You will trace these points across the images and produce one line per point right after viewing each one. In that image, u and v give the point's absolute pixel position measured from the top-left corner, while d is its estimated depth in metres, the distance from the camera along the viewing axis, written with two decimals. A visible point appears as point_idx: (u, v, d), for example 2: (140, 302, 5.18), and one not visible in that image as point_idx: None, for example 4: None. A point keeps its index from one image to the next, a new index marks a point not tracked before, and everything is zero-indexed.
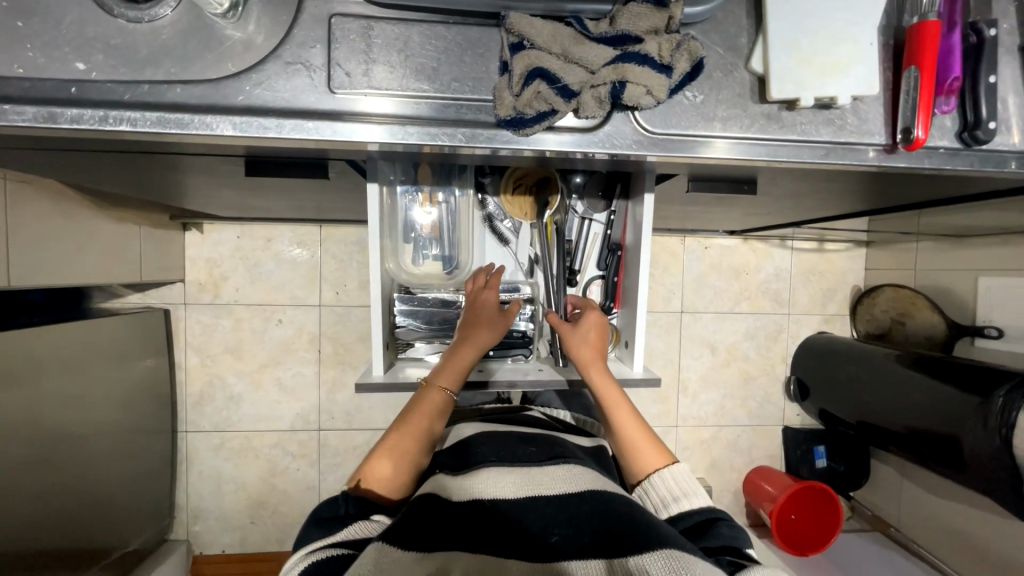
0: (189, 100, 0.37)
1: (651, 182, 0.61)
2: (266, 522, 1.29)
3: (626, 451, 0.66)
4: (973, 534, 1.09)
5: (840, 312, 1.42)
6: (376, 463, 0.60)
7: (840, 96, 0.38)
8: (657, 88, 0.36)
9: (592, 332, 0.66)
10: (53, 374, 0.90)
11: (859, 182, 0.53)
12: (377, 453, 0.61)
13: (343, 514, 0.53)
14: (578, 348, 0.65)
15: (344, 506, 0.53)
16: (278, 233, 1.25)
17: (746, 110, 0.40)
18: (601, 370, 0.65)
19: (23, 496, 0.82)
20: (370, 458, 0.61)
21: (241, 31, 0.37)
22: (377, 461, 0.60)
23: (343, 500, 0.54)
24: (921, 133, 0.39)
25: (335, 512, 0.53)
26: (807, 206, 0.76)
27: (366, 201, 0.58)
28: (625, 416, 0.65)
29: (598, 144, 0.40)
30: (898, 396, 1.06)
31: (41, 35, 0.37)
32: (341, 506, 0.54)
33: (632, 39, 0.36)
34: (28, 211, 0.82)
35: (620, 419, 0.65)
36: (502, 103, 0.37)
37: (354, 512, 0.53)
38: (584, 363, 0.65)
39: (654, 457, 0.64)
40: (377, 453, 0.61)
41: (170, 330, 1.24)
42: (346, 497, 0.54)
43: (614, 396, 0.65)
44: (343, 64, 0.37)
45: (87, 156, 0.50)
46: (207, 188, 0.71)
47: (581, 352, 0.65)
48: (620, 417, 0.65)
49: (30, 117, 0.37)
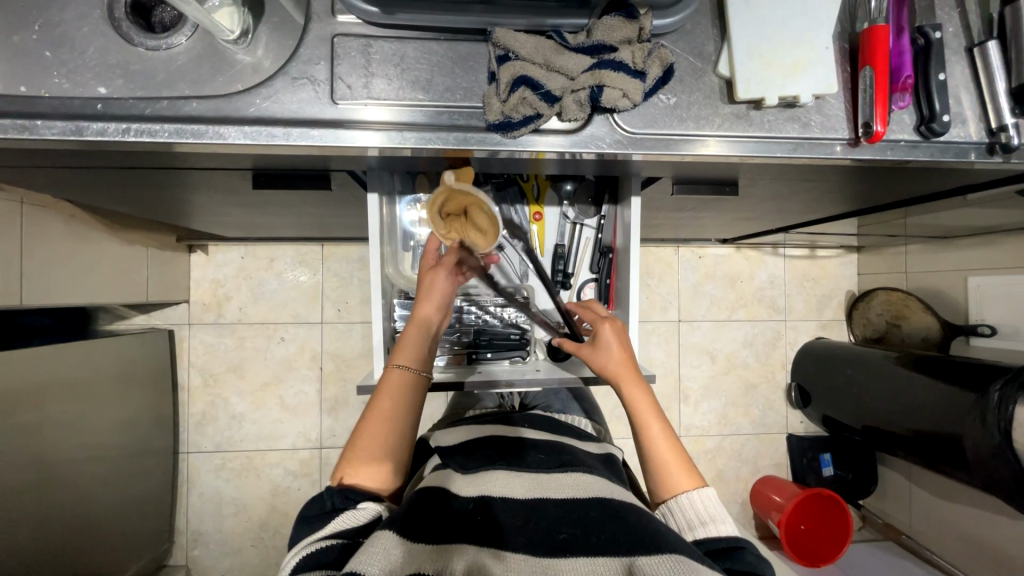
0: (202, 113, 0.40)
1: (638, 186, 0.65)
2: (267, 545, 1.27)
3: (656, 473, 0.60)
4: (986, 539, 1.07)
5: (836, 317, 1.45)
6: (352, 458, 0.57)
7: (801, 94, 0.42)
8: (633, 92, 0.40)
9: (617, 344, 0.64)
10: (55, 394, 0.91)
11: (833, 179, 0.56)
12: (350, 448, 0.58)
13: (331, 508, 0.53)
14: (609, 362, 0.64)
15: (330, 499, 0.53)
16: (281, 253, 1.28)
17: (717, 110, 0.43)
18: (635, 385, 0.63)
19: (19, 519, 0.81)
20: (346, 454, 0.58)
21: (250, 55, 0.41)
22: (353, 455, 0.57)
23: (329, 496, 0.53)
24: (880, 127, 0.42)
25: (323, 508, 0.53)
26: (791, 208, 0.79)
27: (368, 211, 0.62)
28: (659, 435, 0.61)
29: (581, 145, 0.43)
30: (898, 398, 1.07)
31: (68, 63, 0.41)
32: (328, 501, 0.53)
33: (606, 49, 0.40)
34: (40, 235, 0.85)
35: (652, 438, 0.61)
36: (491, 109, 0.40)
37: (340, 505, 0.52)
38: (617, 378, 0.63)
39: (684, 480, 0.59)
40: (350, 449, 0.58)
41: (173, 351, 1.25)
42: (330, 491, 0.53)
43: (648, 411, 0.62)
44: (345, 78, 0.41)
45: (104, 172, 0.54)
46: (214, 205, 0.74)
47: (613, 367, 0.63)
48: (653, 435, 0.61)
49: (58, 131, 0.40)
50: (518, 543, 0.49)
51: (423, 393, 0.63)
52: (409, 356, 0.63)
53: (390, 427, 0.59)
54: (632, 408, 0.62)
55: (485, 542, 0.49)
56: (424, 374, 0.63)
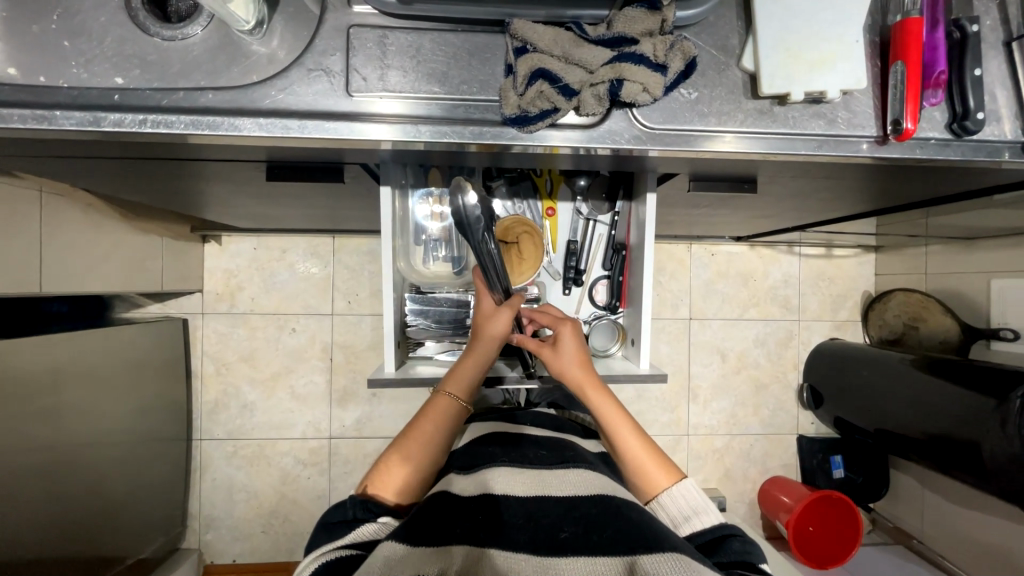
0: (218, 105, 0.40)
1: (654, 182, 0.64)
2: (277, 531, 1.29)
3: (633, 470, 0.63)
4: (1000, 547, 1.05)
5: (852, 318, 1.42)
6: (385, 469, 0.60)
7: (828, 90, 0.40)
8: (653, 85, 0.39)
9: (575, 347, 0.65)
10: (72, 381, 0.92)
11: (857, 177, 0.55)
12: (385, 461, 0.61)
13: (352, 517, 0.54)
14: (570, 368, 0.64)
15: (352, 509, 0.55)
16: (293, 245, 1.29)
17: (740, 105, 0.42)
18: (598, 390, 0.64)
19: (37, 501, 0.84)
20: (380, 464, 0.61)
21: (266, 46, 0.41)
22: (386, 467, 0.60)
23: (352, 505, 0.56)
24: (910, 124, 0.40)
25: (343, 516, 0.55)
26: (810, 206, 0.77)
27: (380, 204, 0.62)
28: (627, 435, 0.63)
29: (598, 140, 0.42)
30: (914, 402, 1.04)
31: (85, 53, 0.41)
32: (349, 510, 0.55)
33: (627, 41, 0.39)
34: (58, 224, 0.86)
35: (623, 438, 0.63)
36: (507, 103, 0.40)
37: (362, 515, 0.54)
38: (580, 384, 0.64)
39: (660, 474, 0.61)
40: (385, 462, 0.61)
41: (187, 339, 1.27)
42: (353, 501, 0.55)
43: (615, 414, 0.63)
44: (361, 69, 0.40)
45: (121, 163, 0.54)
46: (228, 195, 0.74)
47: (575, 373, 0.64)
48: (623, 436, 0.63)
49: (75, 122, 0.40)
50: (519, 543, 0.48)
51: (461, 422, 0.66)
52: (457, 386, 0.66)
53: (428, 450, 0.62)
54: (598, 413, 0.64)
55: (484, 541, 0.49)
56: (466, 406, 0.66)
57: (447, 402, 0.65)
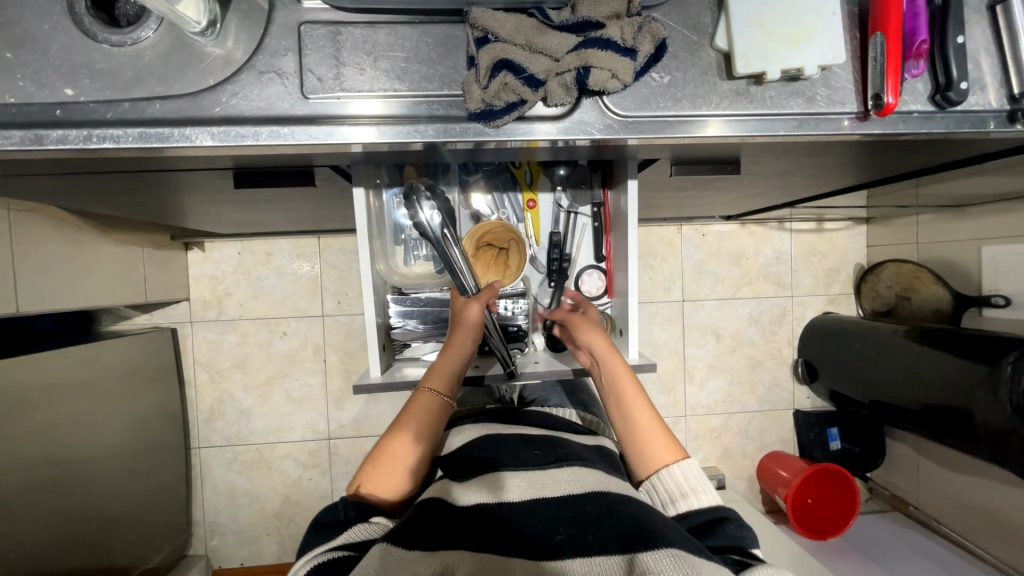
0: (168, 115, 0.38)
1: (634, 169, 0.62)
2: (283, 533, 1.30)
3: (638, 447, 0.63)
4: (995, 509, 1.07)
5: (845, 291, 1.41)
6: (372, 469, 0.60)
7: (806, 67, 0.38)
8: (622, 71, 0.37)
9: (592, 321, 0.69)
10: (64, 397, 0.92)
11: (841, 154, 0.53)
12: (371, 461, 0.61)
13: (343, 518, 0.54)
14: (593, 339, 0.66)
15: (343, 510, 0.55)
16: (277, 247, 1.26)
17: (715, 88, 0.40)
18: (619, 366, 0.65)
19: (41, 518, 0.84)
20: (366, 465, 0.61)
21: (220, 47, 0.38)
22: (373, 467, 0.60)
23: (342, 506, 0.55)
24: (891, 98, 0.39)
25: (335, 518, 0.55)
26: (796, 183, 0.75)
27: (353, 206, 0.60)
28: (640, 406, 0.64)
29: (569, 132, 0.40)
30: (908, 372, 1.05)
31: (29, 65, 0.38)
32: (341, 510, 0.55)
33: (593, 26, 0.37)
34: (33, 240, 0.84)
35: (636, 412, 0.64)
36: (471, 97, 0.38)
37: (353, 516, 0.54)
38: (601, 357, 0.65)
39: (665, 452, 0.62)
40: (371, 462, 0.61)
41: (178, 349, 1.26)
42: (343, 502, 0.55)
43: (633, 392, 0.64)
44: (315, 69, 0.38)
45: (83, 178, 0.52)
46: (200, 204, 0.72)
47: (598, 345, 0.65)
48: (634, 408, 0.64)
49: (17, 141, 0.38)
50: (515, 547, 0.48)
51: (445, 417, 0.66)
52: (437, 380, 0.66)
53: (413, 445, 0.62)
54: (608, 385, 0.65)
55: (480, 546, 0.48)
56: (448, 400, 0.66)
57: (428, 397, 0.65)
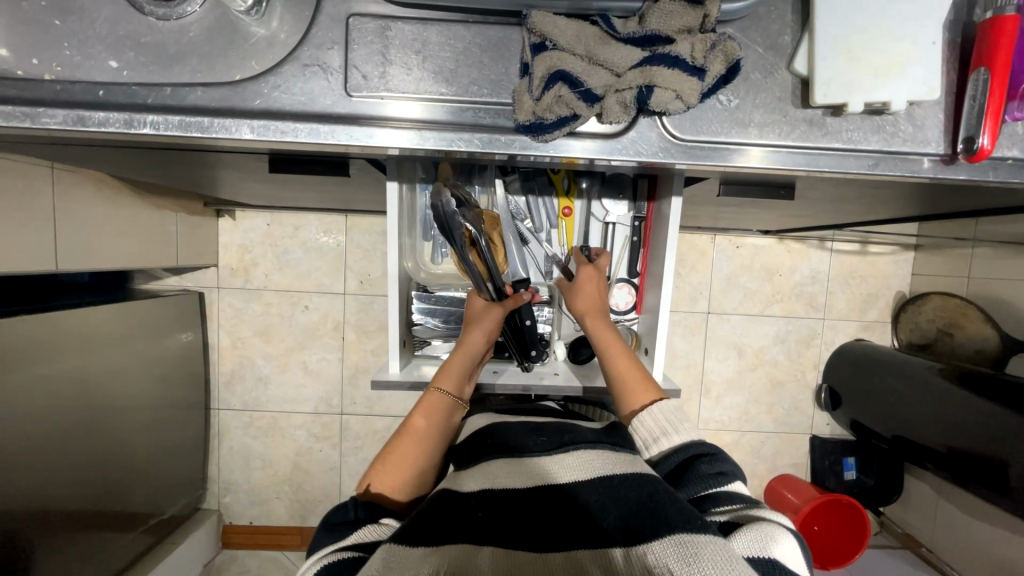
0: (209, 103, 0.37)
1: (680, 186, 0.59)
2: (290, 499, 1.35)
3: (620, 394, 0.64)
4: (1014, 562, 1.02)
5: (882, 319, 1.34)
6: (380, 469, 0.60)
7: (893, 101, 0.35)
8: (688, 92, 0.34)
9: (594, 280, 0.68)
10: (94, 351, 0.95)
11: (912, 191, 0.49)
12: (379, 462, 0.62)
13: (353, 518, 0.53)
14: (578, 295, 0.67)
15: (353, 510, 0.54)
16: (305, 222, 1.27)
17: (787, 115, 0.37)
18: (598, 316, 0.66)
19: (68, 463, 0.88)
20: (375, 464, 0.62)
21: (265, 28, 0.37)
22: (380, 467, 0.61)
23: (352, 506, 0.55)
24: (987, 142, 0.35)
25: (344, 517, 0.54)
26: (851, 210, 0.70)
27: (386, 199, 0.59)
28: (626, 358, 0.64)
29: (621, 151, 0.37)
30: (941, 413, 1.00)
31: (78, 34, 0.37)
32: (351, 510, 0.54)
33: (661, 40, 0.34)
34: (71, 196, 0.86)
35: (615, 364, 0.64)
36: (521, 107, 0.35)
37: (363, 516, 0.53)
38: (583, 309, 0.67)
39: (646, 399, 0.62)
40: (379, 462, 0.62)
41: (204, 312, 1.29)
42: (355, 502, 0.55)
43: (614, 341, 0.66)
44: (360, 66, 0.36)
45: (123, 152, 0.52)
46: (236, 180, 0.72)
47: (581, 300, 0.67)
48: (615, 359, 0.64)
49: (60, 120, 0.36)
50: (517, 537, 0.47)
51: (456, 417, 0.67)
52: (447, 380, 0.67)
53: (422, 445, 0.63)
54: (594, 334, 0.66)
55: (484, 538, 0.47)
56: (458, 400, 0.67)
57: (437, 396, 0.65)
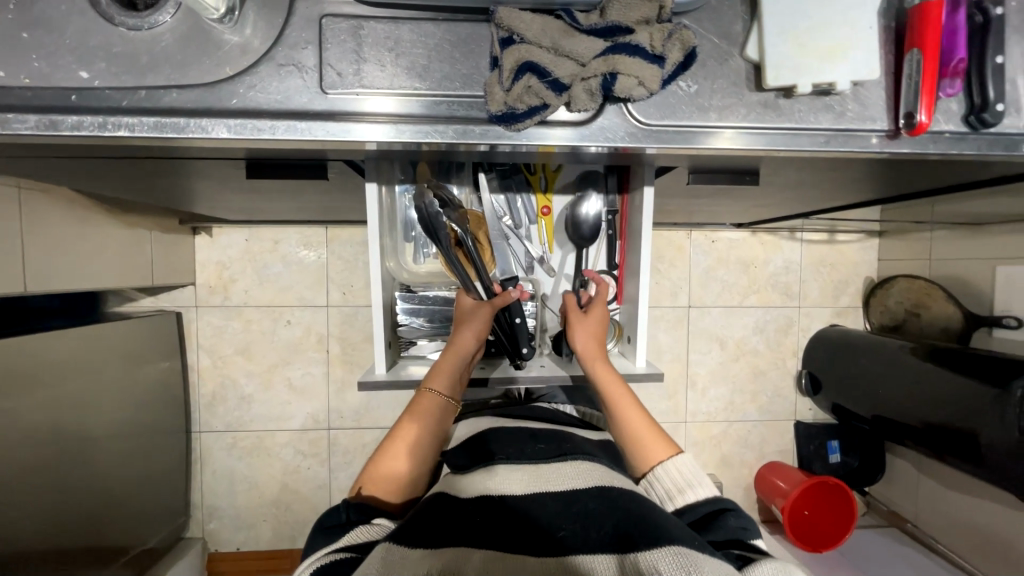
0: (185, 105, 0.38)
1: (651, 176, 0.61)
2: (279, 520, 1.31)
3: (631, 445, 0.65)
4: (993, 530, 1.06)
5: (853, 304, 1.40)
6: (373, 471, 0.61)
7: (838, 81, 0.37)
8: (649, 79, 0.36)
9: (597, 326, 0.68)
10: (67, 377, 0.92)
11: (865, 170, 0.52)
12: (372, 464, 0.62)
13: (345, 520, 0.53)
14: (585, 344, 0.67)
15: (345, 512, 0.54)
16: (285, 235, 1.26)
17: (743, 99, 0.39)
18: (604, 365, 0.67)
19: (43, 495, 0.85)
20: (368, 466, 0.62)
21: (237, 35, 0.38)
22: (374, 469, 0.61)
23: (344, 508, 0.55)
24: (924, 118, 0.38)
25: (336, 520, 0.54)
26: (814, 195, 0.74)
27: (366, 201, 0.59)
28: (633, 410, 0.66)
29: (591, 138, 0.39)
30: (915, 390, 1.04)
31: (45, 46, 0.37)
32: (342, 513, 0.54)
33: (622, 30, 0.36)
34: (41, 218, 0.84)
35: (626, 415, 0.65)
36: (493, 99, 0.37)
37: (355, 518, 0.53)
38: (590, 359, 0.67)
39: (660, 447, 0.64)
40: (372, 464, 0.62)
41: (182, 332, 1.26)
42: (346, 503, 0.55)
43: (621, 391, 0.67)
44: (335, 64, 0.37)
45: (94, 163, 0.51)
46: (211, 191, 0.72)
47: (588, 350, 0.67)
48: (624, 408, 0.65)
49: (32, 125, 0.37)
50: (516, 539, 0.48)
51: (448, 418, 0.67)
52: (439, 381, 0.67)
53: (415, 446, 0.63)
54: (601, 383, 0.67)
55: (483, 540, 0.48)
56: (451, 400, 0.67)
57: (430, 397, 0.66)
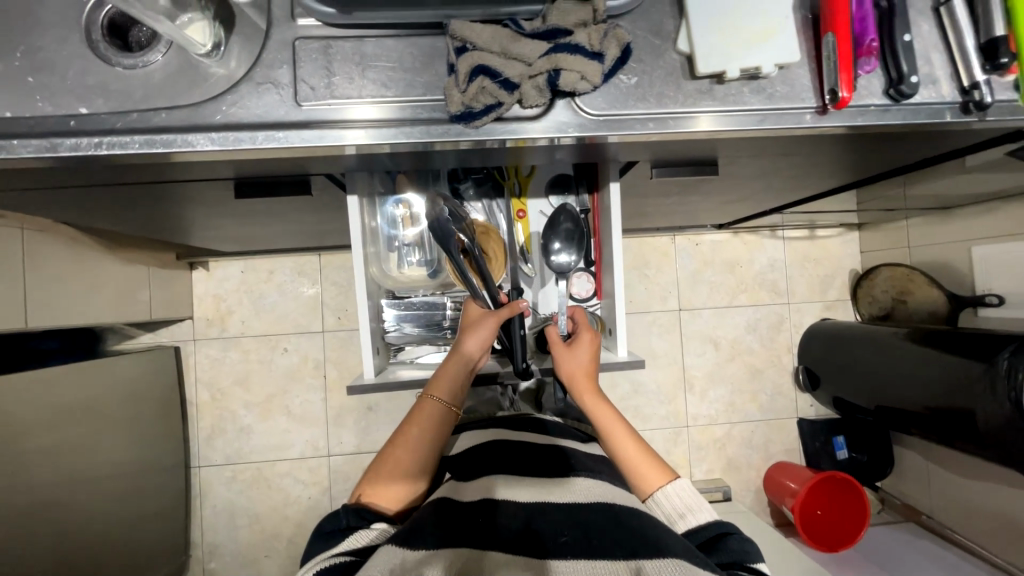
0: (173, 124, 0.41)
1: (616, 172, 0.65)
2: (281, 555, 1.28)
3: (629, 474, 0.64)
4: (1007, 514, 1.04)
5: (842, 297, 1.42)
6: (373, 479, 0.61)
7: (763, 65, 0.41)
8: (591, 73, 0.40)
9: (586, 356, 0.68)
10: (70, 412, 0.93)
11: (811, 151, 0.56)
12: (373, 471, 0.62)
13: (344, 525, 0.53)
14: (574, 375, 0.67)
15: (345, 517, 0.54)
16: (279, 265, 1.30)
17: (680, 87, 0.43)
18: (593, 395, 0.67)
19: (44, 533, 0.84)
20: (369, 474, 0.62)
21: (222, 68, 0.42)
22: (374, 477, 0.61)
23: (343, 514, 0.55)
24: (845, 93, 0.41)
25: (336, 526, 0.54)
26: (778, 185, 0.78)
27: (348, 213, 0.63)
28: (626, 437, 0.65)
29: (546, 131, 0.43)
30: (908, 374, 1.05)
31: (49, 87, 0.42)
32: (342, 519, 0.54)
33: (562, 33, 0.40)
34: (45, 257, 0.88)
35: (620, 444, 0.65)
36: (452, 100, 0.40)
37: (354, 523, 0.53)
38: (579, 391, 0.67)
39: (657, 474, 0.63)
40: (372, 472, 0.62)
41: (180, 366, 1.27)
42: (346, 510, 0.54)
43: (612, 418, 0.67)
44: (307, 79, 0.42)
45: (92, 191, 0.55)
46: (204, 219, 0.76)
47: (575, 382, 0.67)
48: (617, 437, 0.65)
49: (33, 149, 0.41)
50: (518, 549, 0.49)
51: (450, 425, 0.66)
52: (440, 388, 0.67)
53: (416, 453, 0.63)
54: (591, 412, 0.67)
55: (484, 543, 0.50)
56: (453, 408, 0.66)
57: (431, 405, 0.65)
